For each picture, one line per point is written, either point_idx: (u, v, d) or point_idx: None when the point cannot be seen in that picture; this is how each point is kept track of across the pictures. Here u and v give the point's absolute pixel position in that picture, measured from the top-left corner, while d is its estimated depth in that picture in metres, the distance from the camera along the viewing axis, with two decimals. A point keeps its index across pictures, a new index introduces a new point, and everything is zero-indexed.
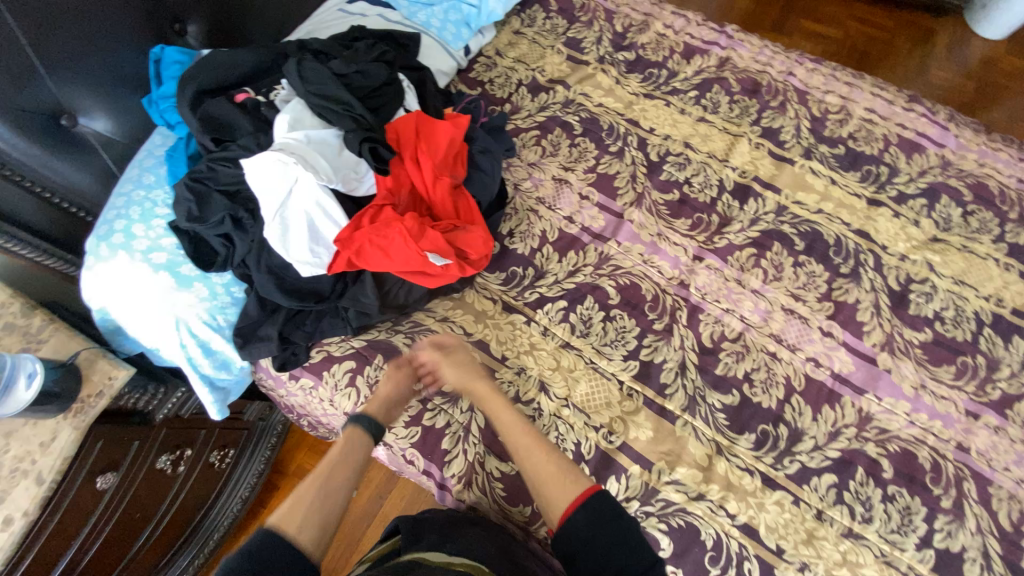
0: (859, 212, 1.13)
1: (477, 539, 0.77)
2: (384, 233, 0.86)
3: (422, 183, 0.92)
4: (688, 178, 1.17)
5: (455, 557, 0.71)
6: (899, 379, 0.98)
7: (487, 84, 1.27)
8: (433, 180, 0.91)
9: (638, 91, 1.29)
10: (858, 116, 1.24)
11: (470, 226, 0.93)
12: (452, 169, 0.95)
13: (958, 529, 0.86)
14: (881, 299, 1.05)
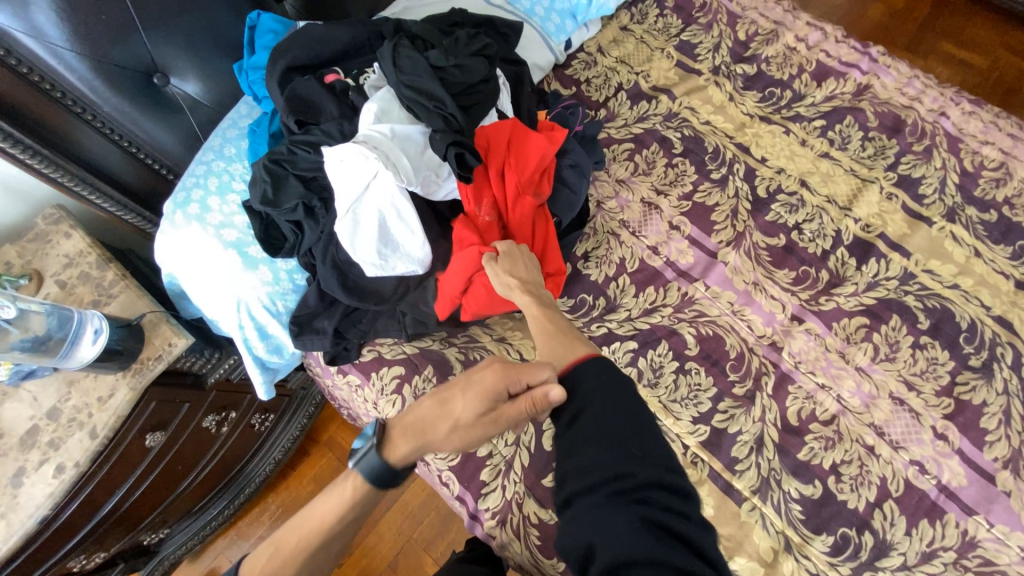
0: (1003, 295, 0.95)
1: None
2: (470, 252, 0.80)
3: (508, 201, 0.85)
4: (799, 223, 1.02)
5: None
6: (1020, 507, 0.83)
7: (584, 84, 1.15)
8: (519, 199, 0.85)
9: (754, 112, 1.13)
10: (1022, 176, 1.04)
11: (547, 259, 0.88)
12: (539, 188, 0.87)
13: None
14: (1013, 406, 0.88)
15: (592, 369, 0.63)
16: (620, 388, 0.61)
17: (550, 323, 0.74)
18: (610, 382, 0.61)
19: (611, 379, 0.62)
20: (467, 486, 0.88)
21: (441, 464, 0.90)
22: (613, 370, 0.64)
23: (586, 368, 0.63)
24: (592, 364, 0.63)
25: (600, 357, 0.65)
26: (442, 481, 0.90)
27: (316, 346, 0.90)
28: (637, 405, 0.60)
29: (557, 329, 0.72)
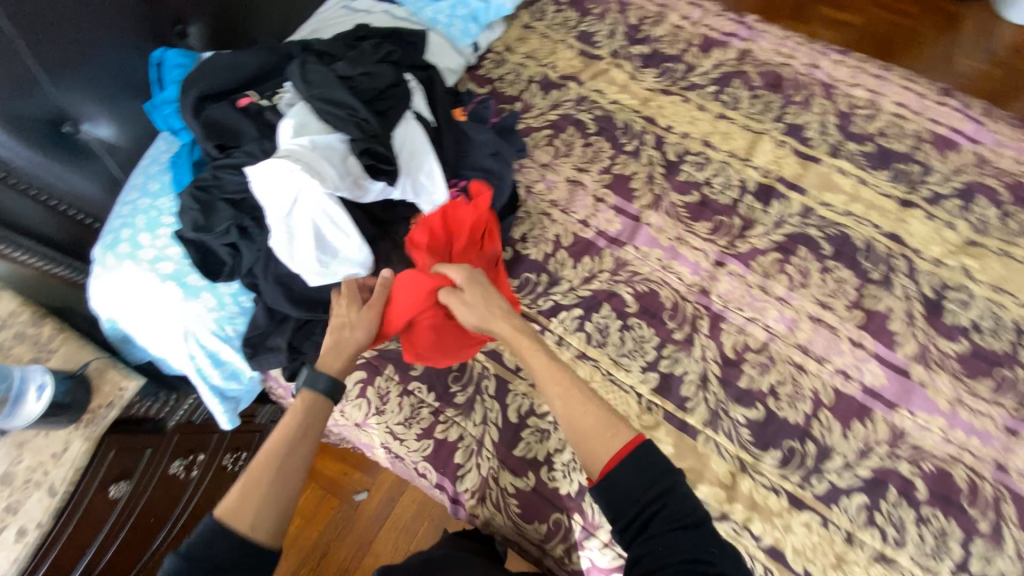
0: (891, 214, 1.07)
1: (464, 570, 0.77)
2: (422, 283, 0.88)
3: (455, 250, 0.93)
4: (707, 179, 1.12)
5: None
6: (934, 394, 0.92)
7: (497, 81, 1.23)
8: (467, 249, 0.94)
9: (655, 87, 1.24)
10: (888, 110, 1.18)
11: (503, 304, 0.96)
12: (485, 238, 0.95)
13: (997, 555, 0.82)
14: (914, 307, 0.99)
15: (642, 458, 0.67)
16: (668, 477, 0.66)
17: (584, 408, 0.74)
18: (663, 469, 0.67)
19: (659, 466, 0.67)
20: (444, 473, 0.91)
21: (414, 456, 0.92)
22: (658, 461, 0.68)
23: (638, 456, 0.67)
24: (637, 453, 0.68)
25: (645, 443, 0.69)
26: (419, 473, 0.93)
27: (273, 363, 0.91)
28: (688, 491, 0.67)
29: (587, 401, 0.75)
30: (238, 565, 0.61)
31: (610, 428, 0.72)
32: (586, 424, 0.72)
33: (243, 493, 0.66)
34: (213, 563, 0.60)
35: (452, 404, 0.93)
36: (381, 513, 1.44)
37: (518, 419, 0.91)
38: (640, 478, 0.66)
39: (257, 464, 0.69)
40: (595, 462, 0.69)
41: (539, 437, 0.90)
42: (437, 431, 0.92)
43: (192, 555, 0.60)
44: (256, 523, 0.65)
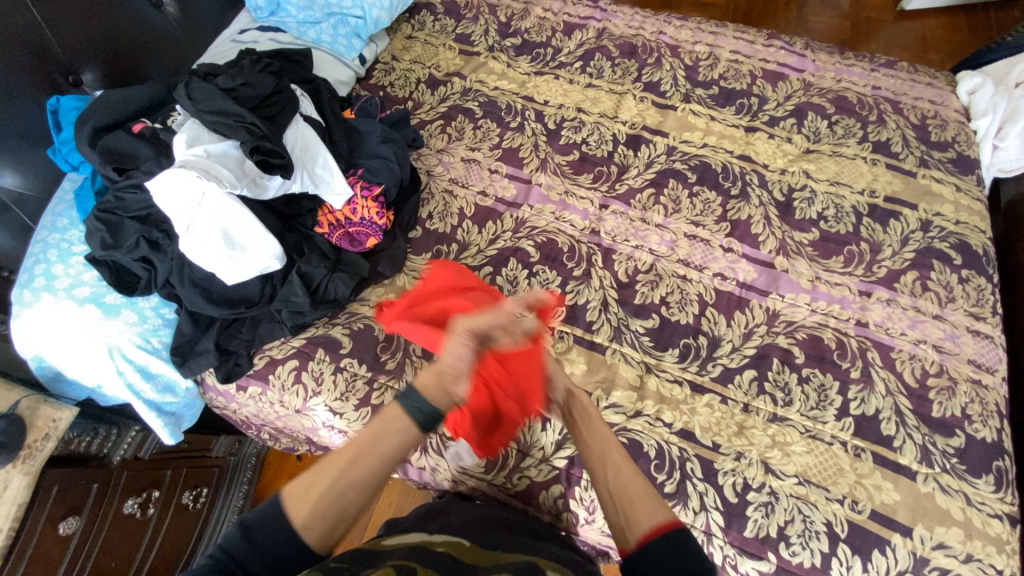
0: (739, 140, 1.25)
1: (453, 520, 0.79)
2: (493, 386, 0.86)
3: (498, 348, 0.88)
4: (584, 138, 1.27)
5: (434, 536, 0.71)
6: (796, 276, 1.07)
7: (388, 87, 1.36)
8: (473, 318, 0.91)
9: (529, 71, 1.40)
10: (725, 58, 1.38)
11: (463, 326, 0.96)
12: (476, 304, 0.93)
13: (870, 395, 0.96)
14: (769, 211, 1.15)
15: (681, 543, 0.64)
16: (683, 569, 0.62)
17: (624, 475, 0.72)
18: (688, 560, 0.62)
19: (690, 555, 0.63)
20: None
21: (356, 426, 0.98)
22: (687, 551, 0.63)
23: (677, 542, 0.64)
24: (678, 536, 0.64)
25: (683, 531, 0.65)
26: None
27: (206, 365, 0.97)
28: None
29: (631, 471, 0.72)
30: (284, 555, 0.63)
31: (650, 502, 0.69)
32: (634, 499, 0.69)
33: (301, 492, 0.65)
34: (262, 545, 0.63)
35: (384, 371, 1.00)
36: (360, 522, 1.40)
37: None
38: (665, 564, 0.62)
39: (321, 467, 0.66)
40: (631, 527, 0.66)
41: None
42: (373, 398, 0.98)
43: (251, 529, 0.64)
44: (306, 528, 0.63)
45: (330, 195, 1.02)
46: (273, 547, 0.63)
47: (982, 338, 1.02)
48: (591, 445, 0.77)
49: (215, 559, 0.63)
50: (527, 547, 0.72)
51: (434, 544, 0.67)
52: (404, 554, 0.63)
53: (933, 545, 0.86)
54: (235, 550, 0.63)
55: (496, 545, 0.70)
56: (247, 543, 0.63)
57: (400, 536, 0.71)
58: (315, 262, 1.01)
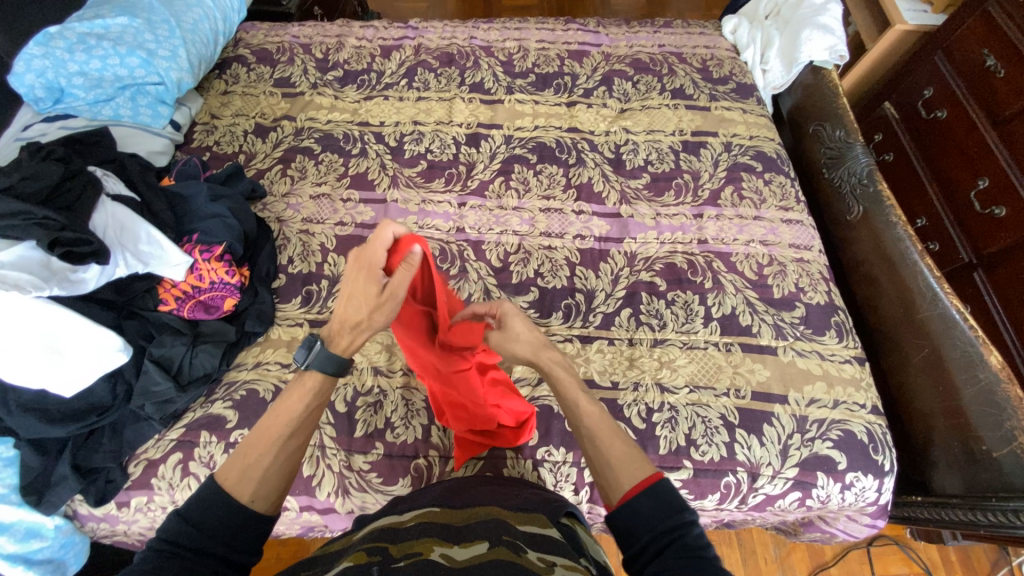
0: (564, 116, 1.37)
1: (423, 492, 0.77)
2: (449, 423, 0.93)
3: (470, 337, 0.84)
4: (427, 148, 1.32)
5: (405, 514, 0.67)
6: (641, 218, 1.20)
7: (214, 146, 1.31)
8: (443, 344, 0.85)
9: (358, 98, 1.42)
10: (534, 48, 1.51)
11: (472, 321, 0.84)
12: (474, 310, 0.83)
13: (724, 297, 1.09)
14: (605, 169, 1.28)
15: (660, 494, 0.60)
16: (655, 510, 0.59)
17: (614, 439, 0.68)
18: (668, 516, 0.58)
19: (675, 509, 0.59)
20: (302, 492, 0.92)
21: None
22: (669, 500, 0.60)
23: (658, 493, 0.60)
24: (653, 488, 0.61)
25: (664, 482, 0.61)
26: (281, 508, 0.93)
27: (70, 493, 0.86)
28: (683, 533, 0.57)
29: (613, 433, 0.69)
30: (231, 532, 0.58)
31: (637, 457, 0.66)
32: (616, 461, 0.66)
33: (237, 472, 0.61)
34: (208, 524, 0.57)
35: None
36: None
37: (348, 407, 0.97)
38: (651, 518, 0.59)
39: (252, 443, 0.65)
40: (615, 484, 0.64)
41: (373, 410, 0.97)
42: None
43: (192, 512, 0.58)
44: (256, 499, 0.61)
45: (168, 268, 0.95)
46: (216, 523, 0.57)
47: (795, 224, 1.20)
48: (581, 417, 0.71)
49: (153, 554, 0.54)
50: (497, 495, 0.72)
51: (405, 519, 0.64)
52: (372, 539, 0.59)
53: (808, 403, 0.98)
54: (175, 541, 0.55)
55: (469, 501, 0.69)
56: (189, 533, 0.56)
57: (368, 523, 0.66)
58: (169, 341, 0.94)
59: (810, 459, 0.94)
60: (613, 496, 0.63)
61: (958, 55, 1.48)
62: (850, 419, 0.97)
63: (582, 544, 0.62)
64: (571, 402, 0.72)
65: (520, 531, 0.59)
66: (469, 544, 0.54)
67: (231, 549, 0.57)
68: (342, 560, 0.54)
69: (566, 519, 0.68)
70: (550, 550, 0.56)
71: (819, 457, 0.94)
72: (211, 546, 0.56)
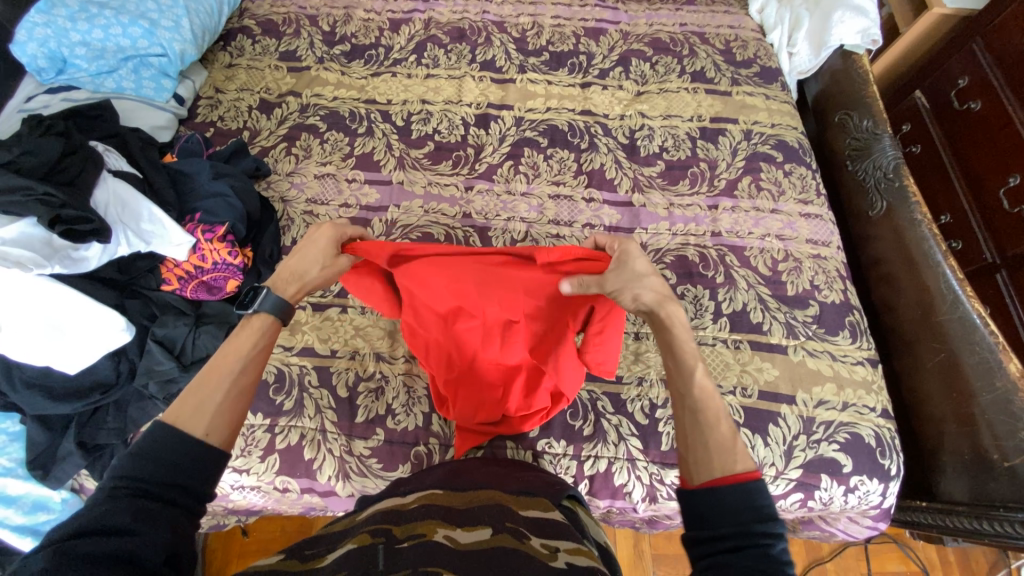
0: (578, 97, 1.32)
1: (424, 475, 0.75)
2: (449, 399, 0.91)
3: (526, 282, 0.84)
4: (434, 128, 1.28)
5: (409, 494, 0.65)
6: (653, 208, 1.16)
7: (218, 122, 1.28)
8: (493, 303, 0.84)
9: (365, 74, 1.37)
10: (548, 24, 1.45)
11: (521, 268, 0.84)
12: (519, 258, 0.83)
13: (736, 293, 1.06)
14: (618, 155, 1.23)
15: (756, 493, 0.53)
16: (745, 507, 0.52)
17: (711, 411, 0.61)
18: (758, 520, 0.51)
19: (768, 515, 0.51)
20: (302, 475, 0.93)
21: (268, 477, 0.92)
22: (761, 504, 0.52)
23: (754, 495, 0.52)
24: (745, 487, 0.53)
25: (762, 484, 0.53)
26: (282, 490, 0.94)
27: (76, 467, 0.88)
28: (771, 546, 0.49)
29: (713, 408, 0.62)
30: (192, 465, 0.53)
31: (737, 447, 0.58)
32: (711, 441, 0.59)
33: (189, 409, 0.57)
34: (164, 460, 0.52)
35: (282, 412, 0.95)
36: None
37: (349, 392, 0.97)
38: (737, 513, 0.52)
39: (203, 380, 0.60)
40: (699, 465, 0.57)
41: (374, 396, 0.96)
42: (278, 443, 0.93)
43: (143, 452, 0.52)
44: (210, 434, 0.56)
45: (170, 247, 0.94)
46: (174, 457, 0.53)
47: (814, 219, 1.15)
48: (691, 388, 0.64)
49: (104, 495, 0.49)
50: (502, 476, 0.69)
51: (408, 501, 0.62)
52: (374, 521, 0.57)
53: (816, 404, 0.96)
54: (129, 476, 0.51)
55: (472, 483, 0.67)
56: (144, 468, 0.51)
57: (372, 503, 0.65)
58: (172, 322, 0.94)
59: (814, 461, 0.93)
60: (696, 474, 0.57)
61: (1000, 42, 1.39)
62: (858, 423, 0.95)
63: (586, 530, 0.60)
64: (682, 365, 0.65)
65: (525, 515, 0.57)
66: (473, 528, 0.52)
67: (189, 480, 0.53)
68: (347, 542, 0.53)
69: (569, 502, 0.66)
70: (556, 536, 0.53)
71: (824, 460, 0.93)
72: (173, 478, 0.52)
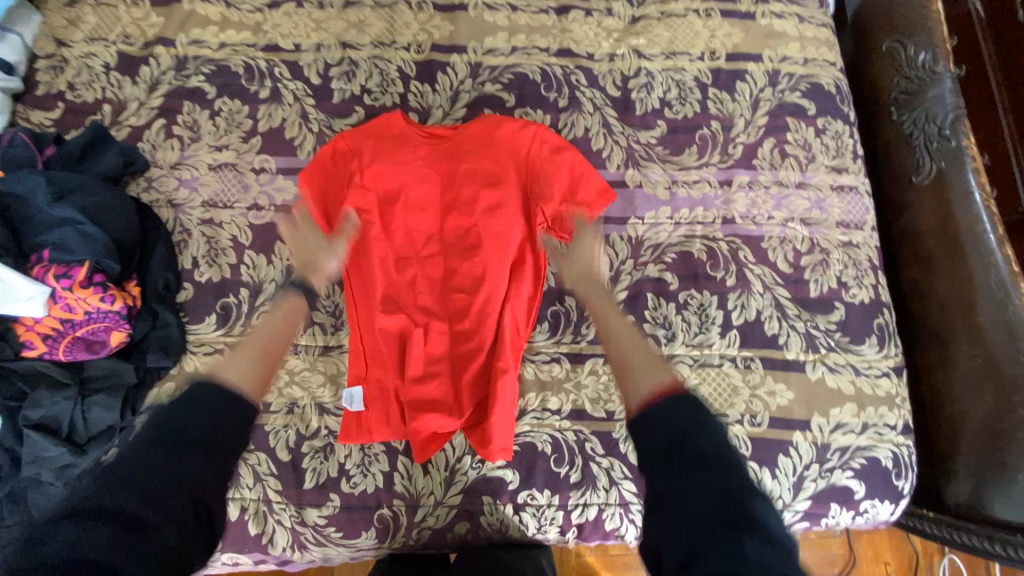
0: (553, 30, 0.98)
1: None
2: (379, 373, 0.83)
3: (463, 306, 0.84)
4: (363, 86, 0.95)
5: None
6: (651, 189, 0.92)
7: (65, 91, 0.94)
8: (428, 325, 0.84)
9: (259, 4, 0.99)
10: None
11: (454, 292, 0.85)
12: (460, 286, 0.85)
13: (749, 298, 0.88)
14: (607, 115, 0.95)
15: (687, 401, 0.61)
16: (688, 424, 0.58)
17: (641, 350, 0.73)
18: (690, 418, 0.58)
19: (695, 415, 0.59)
20: (253, 550, 0.81)
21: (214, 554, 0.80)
22: (692, 407, 0.60)
23: (679, 400, 0.61)
24: (682, 395, 0.61)
25: (687, 393, 0.61)
26: (232, 563, 0.82)
27: None
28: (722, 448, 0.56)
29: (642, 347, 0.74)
30: (212, 424, 0.60)
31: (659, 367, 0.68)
32: (639, 367, 0.69)
33: (227, 367, 0.69)
34: (186, 425, 0.59)
35: None
36: None
37: (293, 454, 0.82)
38: (676, 421, 0.59)
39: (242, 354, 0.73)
40: (637, 388, 0.65)
41: (323, 456, 0.82)
42: None
43: (173, 409, 0.60)
44: (248, 384, 0.67)
45: (21, 304, 0.71)
46: (199, 418, 0.60)
47: (847, 193, 0.93)
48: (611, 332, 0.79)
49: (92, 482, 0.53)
50: None
51: None
52: None
53: (832, 429, 0.84)
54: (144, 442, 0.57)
55: None
56: (167, 428, 0.58)
57: None
58: (49, 399, 0.74)
59: (825, 490, 0.84)
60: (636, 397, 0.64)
61: None
62: (877, 446, 0.85)
63: None
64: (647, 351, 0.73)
65: None
66: None
67: (212, 431, 0.60)
68: None
69: None
70: None
71: (834, 488, 0.84)
72: (168, 465, 0.55)
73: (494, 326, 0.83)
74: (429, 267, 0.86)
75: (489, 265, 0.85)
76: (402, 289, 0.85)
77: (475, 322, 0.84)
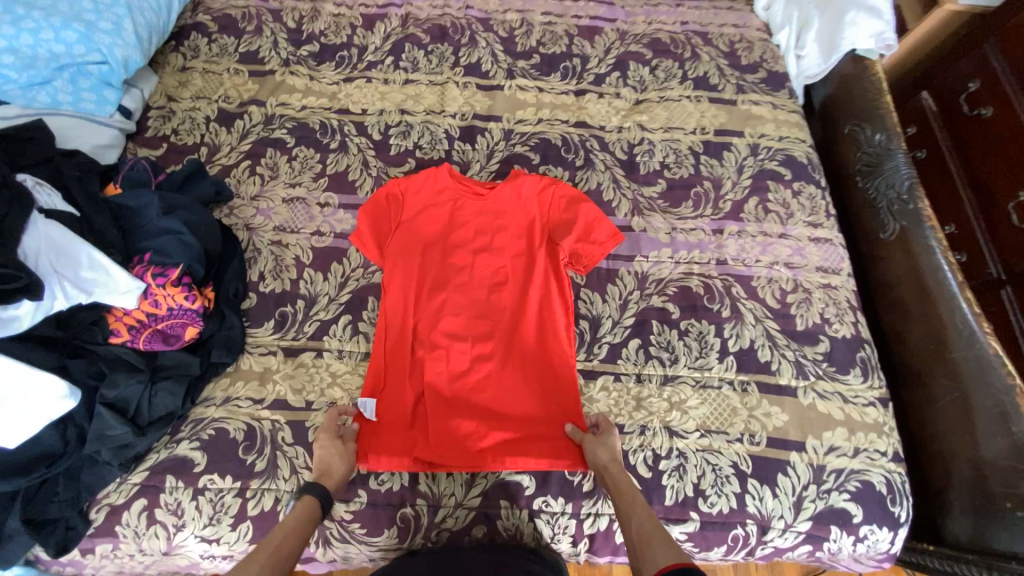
0: (572, 107, 1.21)
1: None
2: (402, 383, 0.94)
3: (487, 331, 0.97)
4: (415, 143, 1.16)
5: None
6: (655, 233, 1.08)
7: (172, 136, 1.15)
8: (451, 345, 0.95)
9: (336, 79, 1.24)
10: (538, 22, 1.32)
11: (478, 318, 0.98)
12: (484, 314, 0.99)
13: (742, 328, 1.00)
14: (616, 173, 1.14)
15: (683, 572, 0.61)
16: None
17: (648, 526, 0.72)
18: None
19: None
20: None
21: (241, 546, 0.85)
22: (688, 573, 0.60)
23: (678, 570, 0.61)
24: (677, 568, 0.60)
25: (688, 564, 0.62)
26: None
27: (25, 547, 0.79)
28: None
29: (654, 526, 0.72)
30: None
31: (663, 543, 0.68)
32: (650, 542, 0.69)
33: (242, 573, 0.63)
34: None
35: (254, 474, 0.86)
36: None
37: None
38: None
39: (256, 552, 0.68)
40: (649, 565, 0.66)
41: None
42: (250, 509, 0.85)
43: None
44: None
45: (117, 296, 0.82)
46: None
47: (824, 244, 1.08)
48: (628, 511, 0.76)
49: None
50: None
51: None
52: None
53: (826, 451, 0.91)
54: None
55: None
56: None
57: None
58: (123, 381, 0.83)
59: (824, 512, 0.88)
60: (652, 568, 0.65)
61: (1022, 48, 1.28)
62: (869, 469, 0.91)
63: None
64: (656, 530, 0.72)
65: None
66: None
67: None
68: None
69: None
70: None
71: (833, 509, 0.88)
72: None
73: (512, 350, 0.96)
74: (457, 295, 1.00)
75: (511, 298, 1.00)
76: (433, 313, 0.98)
77: (498, 343, 0.96)
